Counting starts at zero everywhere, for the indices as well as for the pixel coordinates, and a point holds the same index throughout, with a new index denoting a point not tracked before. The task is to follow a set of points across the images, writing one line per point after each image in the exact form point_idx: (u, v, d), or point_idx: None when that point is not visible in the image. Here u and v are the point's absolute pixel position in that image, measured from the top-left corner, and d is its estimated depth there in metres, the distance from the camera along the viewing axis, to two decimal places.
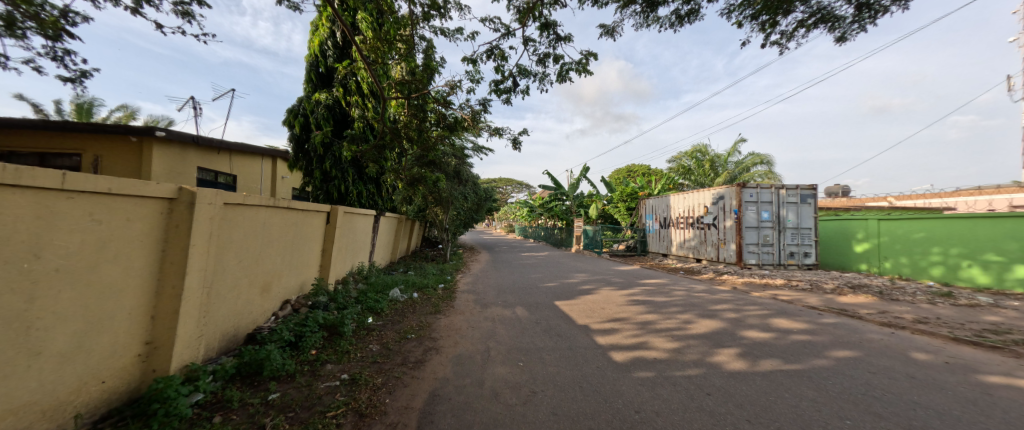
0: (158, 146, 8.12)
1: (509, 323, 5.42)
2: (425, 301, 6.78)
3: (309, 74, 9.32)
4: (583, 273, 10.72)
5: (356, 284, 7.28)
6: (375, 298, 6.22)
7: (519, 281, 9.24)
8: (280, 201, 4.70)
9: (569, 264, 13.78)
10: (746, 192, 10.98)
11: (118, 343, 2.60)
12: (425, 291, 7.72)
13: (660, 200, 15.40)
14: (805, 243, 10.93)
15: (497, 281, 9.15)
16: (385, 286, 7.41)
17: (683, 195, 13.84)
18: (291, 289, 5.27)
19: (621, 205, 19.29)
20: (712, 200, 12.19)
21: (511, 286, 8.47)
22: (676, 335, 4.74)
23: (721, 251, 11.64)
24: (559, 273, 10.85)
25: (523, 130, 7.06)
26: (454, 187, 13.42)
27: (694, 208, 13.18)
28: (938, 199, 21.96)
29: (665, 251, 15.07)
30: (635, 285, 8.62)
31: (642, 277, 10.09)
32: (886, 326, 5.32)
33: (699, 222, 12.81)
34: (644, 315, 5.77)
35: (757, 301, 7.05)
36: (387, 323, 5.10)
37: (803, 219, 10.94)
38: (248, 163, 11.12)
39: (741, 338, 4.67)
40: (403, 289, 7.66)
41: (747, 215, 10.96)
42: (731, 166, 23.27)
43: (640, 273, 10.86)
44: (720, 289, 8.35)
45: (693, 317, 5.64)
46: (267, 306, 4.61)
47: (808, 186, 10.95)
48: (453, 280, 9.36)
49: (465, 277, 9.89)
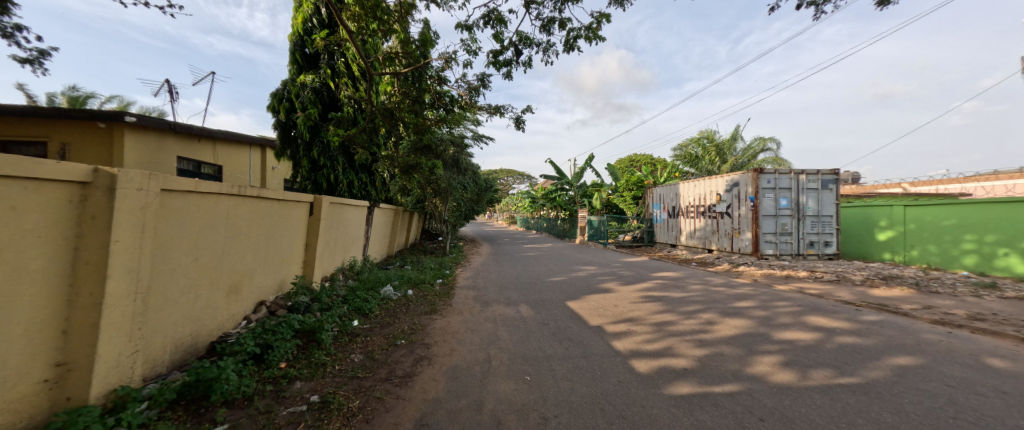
0: (131, 132, 7.49)
1: (513, 324, 4.83)
2: (420, 300, 6.20)
3: (293, 55, 8.63)
4: (589, 266, 10.09)
5: (346, 281, 6.71)
6: (364, 298, 5.62)
7: (522, 275, 8.64)
8: (247, 189, 4.07)
9: (574, 256, 13.16)
10: (764, 178, 10.27)
11: (9, 367, 2.01)
12: (420, 287, 7.13)
13: (669, 188, 14.71)
14: (825, 232, 10.29)
15: (499, 276, 8.55)
16: (377, 284, 6.82)
17: (694, 183, 13.17)
18: (267, 289, 4.68)
19: (626, 194, 18.60)
20: (725, 187, 11.55)
21: (513, 281, 7.87)
22: (703, 338, 4.13)
23: (735, 241, 11.01)
24: (563, 266, 10.23)
25: (526, 109, 6.41)
26: (451, 175, 12.84)
27: (705, 196, 12.53)
28: (952, 185, 21.28)
29: (673, 242, 14.46)
30: (647, 279, 8.02)
31: (652, 270, 9.46)
32: (939, 324, 4.70)
33: (711, 210, 12.17)
34: (663, 314, 5.15)
35: (784, 296, 6.43)
36: (375, 326, 4.52)
37: (824, 206, 10.30)
38: (235, 153, 10.52)
39: (780, 342, 4.04)
40: (397, 285, 7.07)
41: (765, 203, 10.27)
42: (738, 152, 22.54)
43: (650, 265, 10.24)
44: (739, 282, 7.73)
45: (719, 315, 5.02)
46: (235, 310, 4.02)
47: (829, 171, 10.27)
48: (452, 275, 8.78)
49: (465, 272, 9.28)
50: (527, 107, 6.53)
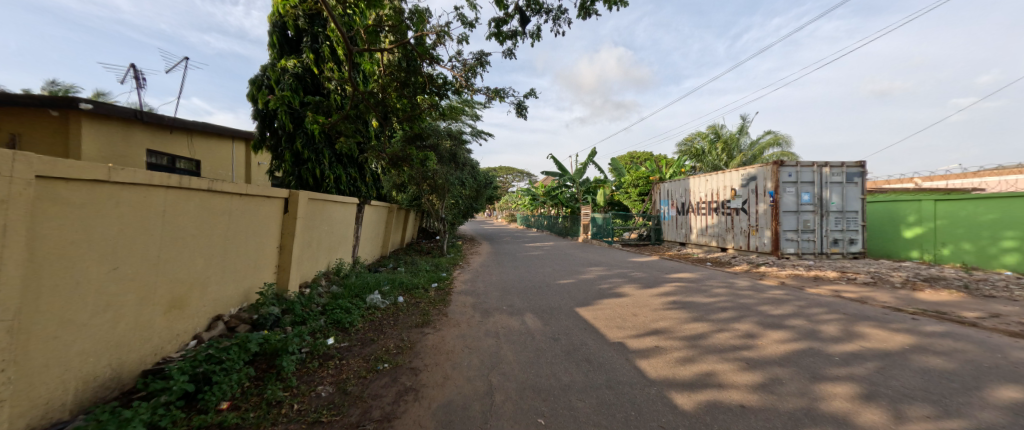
0: (88, 121, 6.75)
1: (518, 340, 4.10)
2: (411, 308, 5.47)
3: (273, 38, 7.85)
4: (597, 267, 9.36)
5: (328, 287, 5.96)
6: (346, 307, 4.88)
7: (525, 278, 7.90)
8: (193, 180, 3.34)
9: (579, 255, 12.43)
10: (785, 172, 9.54)
11: None
12: (413, 293, 6.40)
13: (678, 183, 13.98)
14: (850, 229, 9.58)
15: (500, 279, 7.81)
16: (364, 289, 6.08)
17: (706, 178, 12.45)
18: (227, 300, 3.94)
19: (632, 190, 18.06)
20: (741, 181, 10.85)
21: (516, 285, 7.14)
22: (750, 358, 3.40)
23: (753, 238, 10.32)
24: (569, 266, 9.50)
25: (530, 93, 5.68)
26: (448, 170, 12.05)
27: (718, 191, 11.83)
28: (964, 180, 20.62)
29: (682, 240, 13.77)
30: (663, 282, 7.28)
31: (666, 271, 8.73)
32: (1020, 338, 3.99)
33: (725, 207, 11.45)
34: (692, 324, 4.41)
35: (822, 301, 5.71)
36: (354, 344, 3.77)
37: (849, 201, 9.59)
38: (215, 146, 9.79)
39: (846, 362, 3.31)
40: (387, 291, 6.33)
41: (786, 198, 9.55)
42: (746, 147, 21.81)
43: (662, 266, 9.52)
44: (765, 284, 7.01)
45: (760, 326, 4.28)
46: (180, 328, 3.29)
47: (855, 163, 9.55)
48: (448, 278, 8.05)
49: (463, 275, 8.55)
50: (530, 91, 5.79)
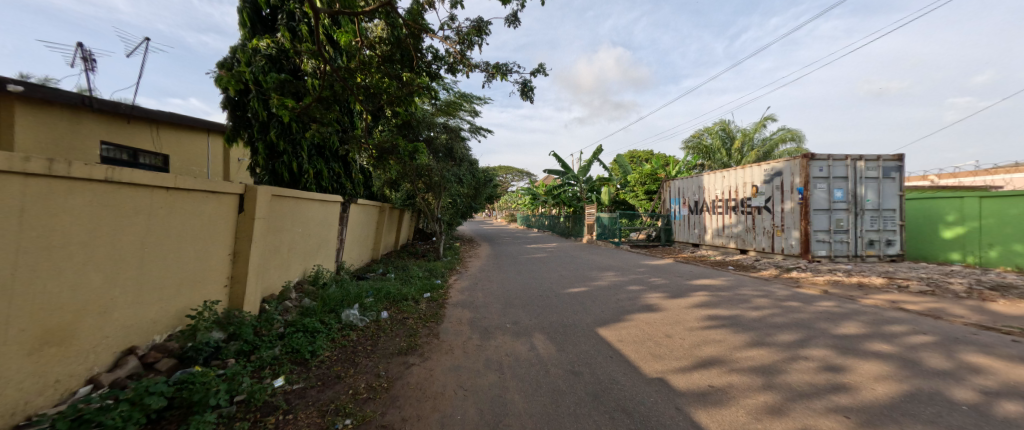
0: (22, 105, 5.92)
1: (527, 375, 3.19)
2: (396, 327, 4.53)
3: (243, 14, 6.84)
4: (610, 272, 8.45)
5: (299, 302, 5.01)
6: (313, 329, 3.93)
7: (531, 285, 6.99)
8: (77, 168, 2.40)
9: (586, 258, 11.54)
10: (815, 166, 8.62)
11: None
12: (400, 306, 5.46)
13: (691, 180, 13.07)
14: (887, 229, 8.68)
15: (502, 287, 6.90)
16: (342, 303, 5.14)
17: (722, 174, 11.53)
18: (145, 327, 3.01)
19: (638, 188, 17.15)
20: (763, 177, 9.95)
21: (521, 295, 6.23)
22: (851, 408, 2.47)
23: (778, 240, 9.42)
24: (578, 271, 8.59)
25: (538, 69, 4.74)
26: (441, 164, 11.16)
27: (736, 189, 10.93)
28: (982, 177, 19.78)
29: (696, 241, 12.87)
30: (689, 291, 6.37)
31: (687, 277, 7.82)
32: None
33: (745, 205, 10.55)
34: (749, 352, 3.49)
35: (886, 314, 4.80)
36: (310, 387, 2.83)
37: (885, 198, 8.69)
38: (187, 140, 8.87)
39: (987, 415, 2.38)
40: (370, 304, 5.40)
41: (817, 195, 8.63)
42: (756, 143, 20.97)
43: (681, 270, 8.61)
44: (808, 293, 6.10)
45: (837, 354, 3.36)
46: (59, 372, 2.37)
47: (892, 156, 8.65)
48: (443, 286, 7.13)
49: (461, 281, 7.63)
50: (538, 67, 4.82)
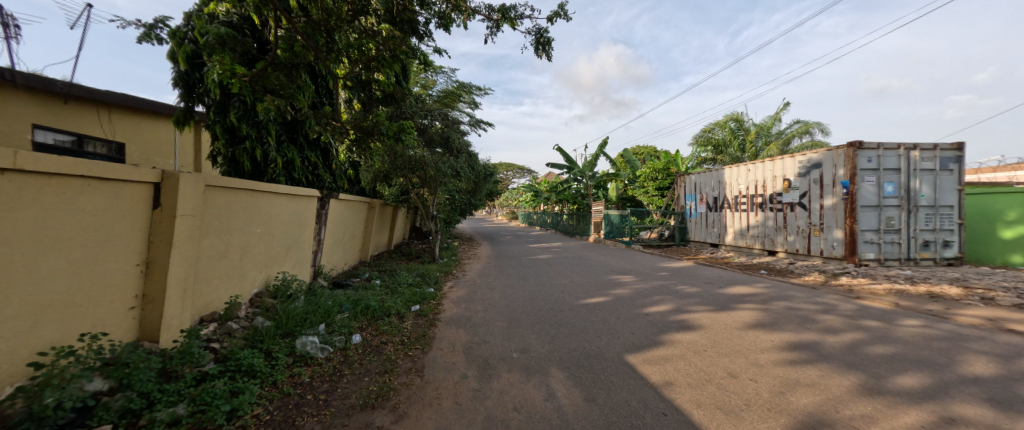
0: None
1: None
2: (371, 357, 3.49)
3: None
4: (628, 277, 7.40)
5: (249, 322, 3.95)
6: (250, 367, 2.88)
7: (540, 295, 5.94)
8: None
9: (596, 259, 10.49)
10: (863, 157, 7.53)
11: None
12: (380, 324, 4.41)
13: (709, 175, 11.97)
14: (943, 228, 7.60)
15: (505, 297, 5.85)
16: (304, 322, 4.09)
17: (747, 167, 10.44)
18: None
19: (649, 183, 16.03)
20: (796, 170, 8.88)
21: (530, 308, 5.18)
22: None
23: (815, 240, 8.37)
24: (592, 276, 7.55)
25: (557, 15, 4.12)
26: (435, 156, 10.09)
27: (764, 183, 9.85)
28: (1006, 173, 18.71)
29: (714, 241, 11.83)
30: (729, 304, 5.34)
31: (719, 284, 6.78)
32: None
33: (774, 201, 9.47)
34: (865, 410, 2.47)
35: (997, 339, 3.79)
36: None
37: (942, 193, 7.60)
38: (147, 125, 7.77)
39: None
40: (341, 321, 4.34)
41: (865, 190, 7.54)
42: (771, 136, 19.81)
43: (709, 276, 7.56)
44: (875, 308, 5.08)
45: (997, 416, 2.35)
46: None
47: (951, 145, 7.55)
48: (436, 295, 6.10)
49: (457, 289, 6.58)
50: (557, 13, 4.20)
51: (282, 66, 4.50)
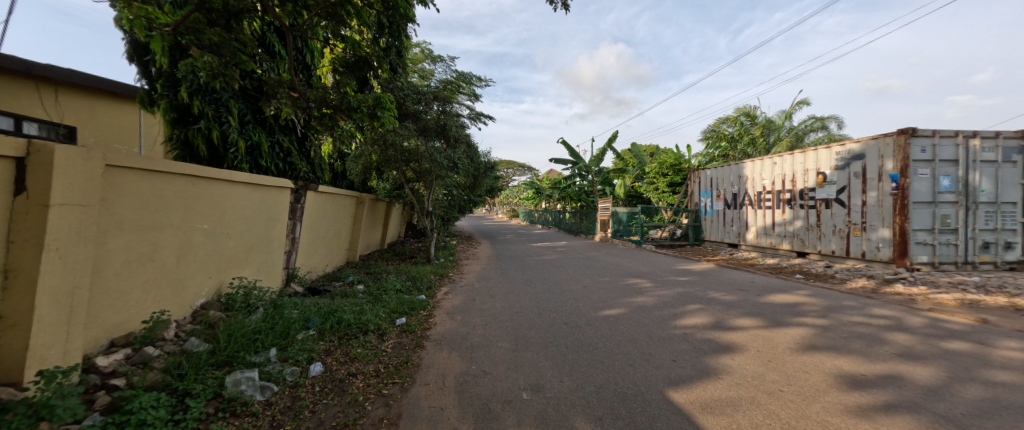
0: None
1: None
2: (330, 399, 2.57)
3: None
4: (647, 282, 6.45)
5: (179, 347, 3.04)
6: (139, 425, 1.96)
7: (549, 305, 4.99)
8: None
9: (607, 260, 9.55)
10: (916, 146, 6.61)
11: None
12: (353, 346, 3.48)
13: (728, 169, 11.03)
14: (1006, 228, 6.67)
15: (508, 308, 4.91)
16: (252, 346, 3.17)
17: (773, 160, 9.52)
18: None
19: (658, 179, 15.43)
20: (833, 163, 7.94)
21: (538, 323, 4.26)
22: None
23: (856, 241, 7.46)
24: (606, 281, 6.60)
25: None
26: (430, 146, 9.06)
27: (794, 177, 8.91)
28: None
29: (733, 240, 10.90)
30: (778, 317, 4.40)
31: (754, 290, 5.85)
32: None
33: (806, 197, 8.54)
34: None
35: None
36: None
37: (1005, 188, 6.67)
38: (105, 105, 6.92)
39: None
40: (303, 341, 3.43)
41: (918, 184, 6.62)
42: (786, 131, 18.75)
43: (739, 281, 6.62)
44: (959, 325, 4.15)
45: None
46: None
47: (1016, 133, 6.61)
48: (427, 304, 5.16)
49: (453, 297, 5.62)
50: None
51: (227, 20, 3.54)
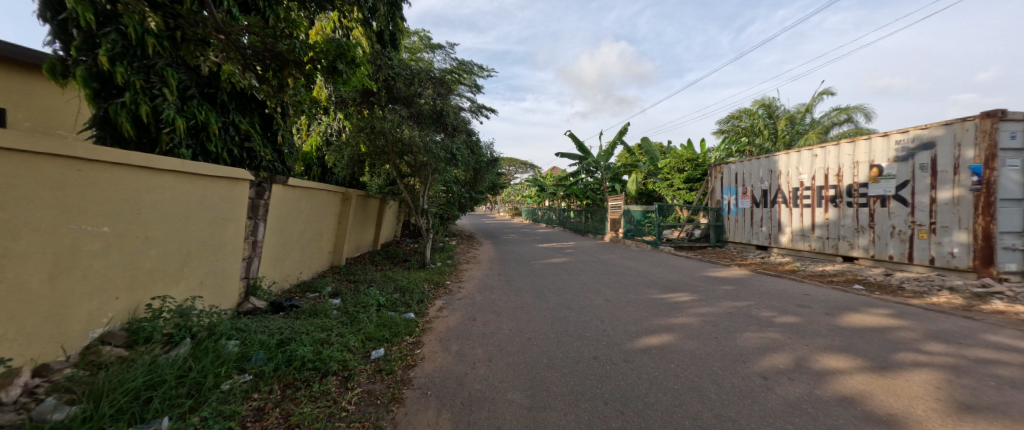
0: None
1: None
2: None
3: None
4: (683, 295, 5.38)
5: (24, 417, 1.99)
6: None
7: (571, 330, 3.92)
8: None
9: (625, 265, 8.47)
10: (1005, 132, 5.52)
11: None
12: (300, 404, 2.41)
13: (757, 163, 9.91)
14: None
15: (518, 333, 3.85)
16: (144, 412, 2.11)
17: (813, 152, 8.41)
18: None
19: (673, 175, 14.36)
20: (891, 153, 6.85)
21: (560, 359, 3.20)
22: None
23: (922, 245, 6.38)
24: (633, 293, 5.53)
25: None
26: (424, 136, 7.93)
27: (839, 171, 7.80)
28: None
29: (762, 242, 9.80)
30: (877, 351, 3.33)
31: (818, 307, 4.77)
32: None
33: (856, 194, 7.45)
34: None
35: None
36: None
37: None
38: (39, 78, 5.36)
39: None
40: (228, 397, 2.36)
41: (1007, 178, 5.54)
42: (807, 125, 17.60)
43: (792, 294, 5.54)
44: None
45: None
46: None
47: None
48: (415, 325, 4.09)
49: (448, 315, 4.56)
50: None
51: None
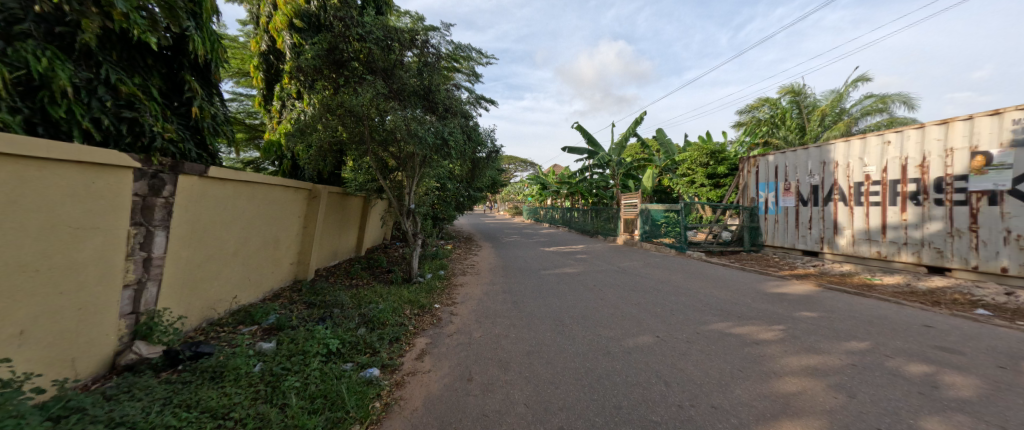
0: None
1: None
2: None
3: None
4: (758, 329, 3.88)
5: None
6: None
7: (625, 406, 2.42)
8: None
9: (655, 276, 6.99)
10: None
11: None
12: None
13: (805, 154, 8.43)
14: None
15: (540, 416, 2.34)
16: None
17: (884, 138, 6.90)
18: None
19: (694, 169, 12.84)
20: (1006, 135, 5.39)
21: None
22: None
23: None
24: (687, 324, 4.03)
25: None
26: (408, 115, 6.31)
27: (923, 161, 6.33)
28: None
29: (811, 247, 8.28)
30: None
31: (968, 351, 3.27)
32: None
33: (948, 189, 5.99)
34: None
35: None
36: None
37: None
38: None
39: None
40: None
41: None
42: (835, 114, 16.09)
43: (904, 325, 4.05)
44: None
45: None
46: None
47: None
48: (373, 396, 2.57)
49: (430, 370, 3.04)
50: None
51: None
